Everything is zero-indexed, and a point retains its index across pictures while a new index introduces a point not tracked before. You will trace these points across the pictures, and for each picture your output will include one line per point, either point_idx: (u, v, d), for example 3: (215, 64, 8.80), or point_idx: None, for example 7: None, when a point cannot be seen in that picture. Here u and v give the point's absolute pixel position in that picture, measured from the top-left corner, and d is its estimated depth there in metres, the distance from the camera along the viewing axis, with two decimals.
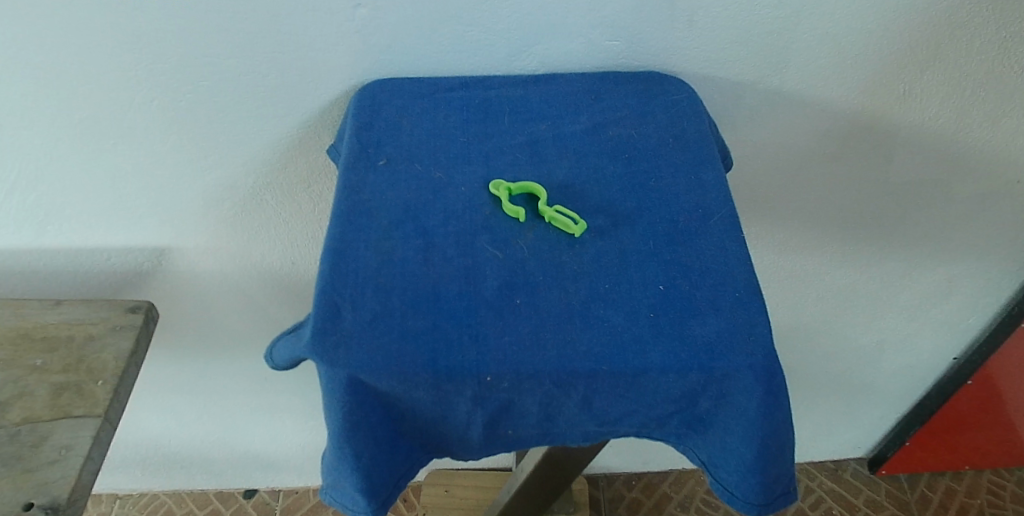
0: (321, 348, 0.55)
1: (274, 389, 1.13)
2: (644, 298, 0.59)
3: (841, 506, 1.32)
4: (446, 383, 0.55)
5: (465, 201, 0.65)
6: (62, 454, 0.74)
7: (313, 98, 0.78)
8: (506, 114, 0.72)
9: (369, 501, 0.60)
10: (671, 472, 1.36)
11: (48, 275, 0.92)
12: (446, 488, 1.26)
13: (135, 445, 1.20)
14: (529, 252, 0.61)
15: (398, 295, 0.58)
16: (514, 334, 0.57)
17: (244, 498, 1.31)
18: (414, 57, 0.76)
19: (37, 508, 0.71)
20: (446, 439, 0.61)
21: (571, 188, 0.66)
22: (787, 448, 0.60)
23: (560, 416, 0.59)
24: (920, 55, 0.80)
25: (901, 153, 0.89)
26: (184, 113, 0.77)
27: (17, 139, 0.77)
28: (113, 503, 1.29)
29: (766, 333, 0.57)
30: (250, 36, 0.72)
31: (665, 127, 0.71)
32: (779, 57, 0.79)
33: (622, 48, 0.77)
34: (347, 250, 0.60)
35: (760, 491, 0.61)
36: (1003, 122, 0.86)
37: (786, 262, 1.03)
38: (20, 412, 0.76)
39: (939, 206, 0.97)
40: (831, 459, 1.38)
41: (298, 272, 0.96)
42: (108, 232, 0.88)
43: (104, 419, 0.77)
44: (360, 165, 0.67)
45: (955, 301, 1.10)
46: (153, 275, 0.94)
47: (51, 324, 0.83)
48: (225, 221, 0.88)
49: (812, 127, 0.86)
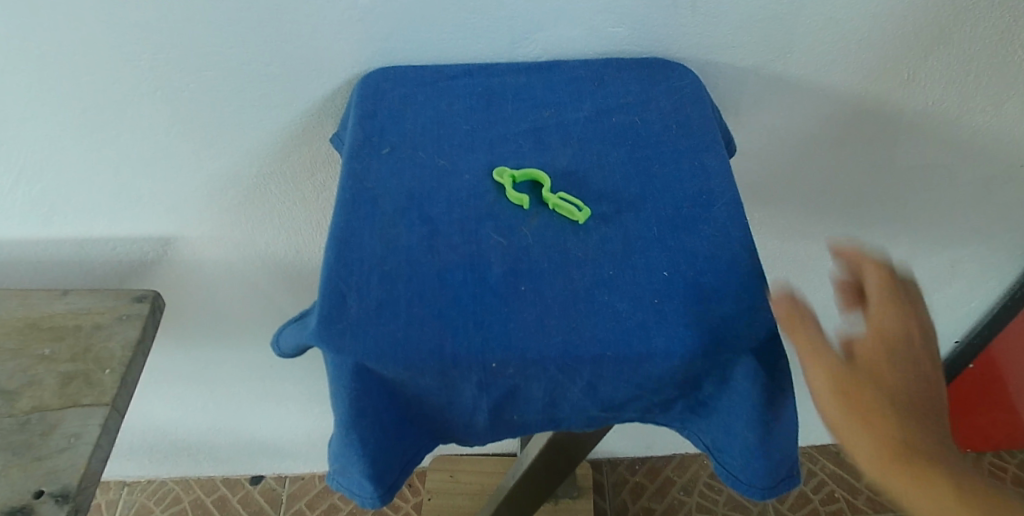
0: (328, 336, 0.56)
1: (279, 378, 1.14)
2: (649, 284, 0.59)
3: (843, 490, 1.33)
4: (452, 370, 0.56)
5: (469, 188, 0.65)
6: (71, 442, 0.74)
7: (317, 87, 0.78)
8: (510, 102, 0.72)
9: (376, 487, 0.61)
10: (674, 456, 1.37)
11: (54, 265, 0.92)
12: (452, 474, 1.27)
13: (141, 433, 1.21)
14: (533, 239, 0.62)
15: (404, 283, 0.59)
16: (520, 320, 0.57)
17: (251, 484, 1.32)
18: (418, 43, 0.76)
19: (48, 495, 0.71)
20: (453, 425, 0.62)
21: (575, 175, 0.66)
22: (790, 432, 0.61)
23: (565, 401, 0.59)
24: (922, 39, 0.79)
25: (904, 137, 0.89)
26: (187, 103, 0.78)
27: (21, 130, 0.78)
28: (122, 489, 1.30)
29: (769, 318, 0.57)
30: (254, 25, 0.72)
31: (668, 114, 0.71)
32: (782, 42, 0.79)
33: (625, 35, 0.77)
34: (352, 239, 0.61)
35: (765, 476, 0.62)
36: (1007, 106, 0.86)
37: (790, 247, 1.03)
38: (29, 401, 0.77)
39: (944, 189, 0.96)
40: (832, 443, 1.38)
41: (302, 260, 0.96)
42: (114, 221, 0.89)
43: (112, 407, 0.78)
44: (364, 153, 0.67)
45: (958, 284, 1.10)
46: (158, 264, 0.94)
47: (59, 314, 0.83)
48: (228, 209, 0.89)
49: (815, 111, 0.86)
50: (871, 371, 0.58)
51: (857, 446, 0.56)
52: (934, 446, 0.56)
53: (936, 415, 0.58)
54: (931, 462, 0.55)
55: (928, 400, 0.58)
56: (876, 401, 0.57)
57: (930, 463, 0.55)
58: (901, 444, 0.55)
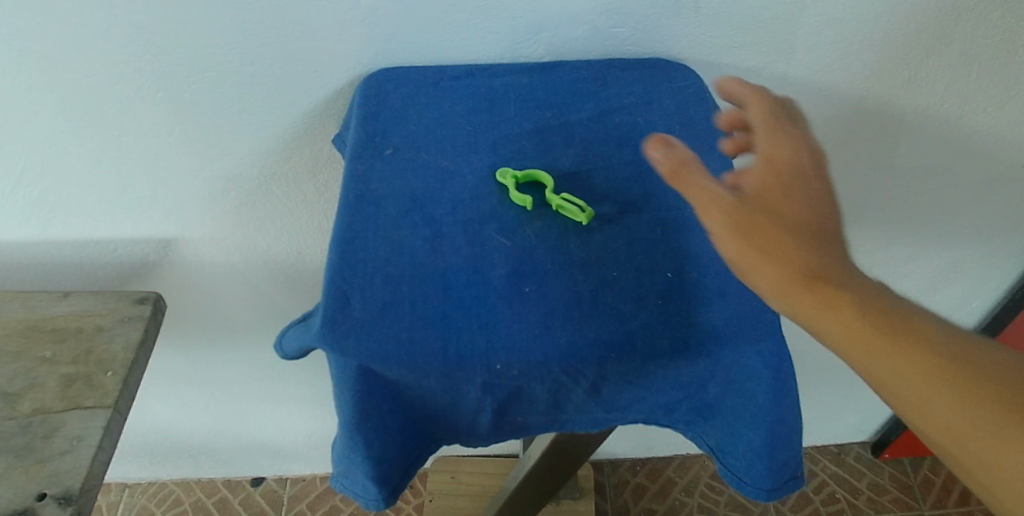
0: (331, 337, 0.55)
1: (281, 379, 1.14)
2: (653, 285, 0.59)
3: (844, 490, 1.33)
4: (456, 372, 0.55)
5: (472, 190, 0.65)
6: (74, 444, 0.74)
7: (318, 88, 0.78)
8: (512, 103, 0.72)
9: (380, 489, 0.61)
10: (676, 456, 1.37)
11: (55, 266, 0.92)
12: (453, 475, 1.27)
13: (142, 435, 1.21)
14: (537, 240, 0.62)
15: (408, 284, 0.58)
16: (524, 321, 0.57)
17: (252, 486, 1.32)
18: (420, 43, 0.75)
19: (50, 498, 0.71)
20: (456, 427, 0.62)
21: (578, 176, 0.66)
22: (794, 433, 0.61)
23: (569, 403, 0.59)
24: (925, 39, 0.79)
25: (906, 137, 0.89)
26: (189, 104, 0.77)
27: (22, 132, 0.77)
28: (123, 492, 1.30)
29: (773, 319, 0.57)
30: (256, 25, 0.72)
31: (671, 114, 0.71)
32: (784, 42, 0.79)
33: (627, 35, 0.77)
34: (355, 240, 0.61)
35: (768, 477, 0.62)
36: (1009, 107, 0.86)
37: None
38: (31, 403, 0.77)
39: (946, 189, 0.96)
40: (833, 444, 1.38)
41: (303, 261, 0.96)
42: (115, 223, 0.88)
43: (114, 409, 0.77)
44: (367, 154, 0.67)
45: (959, 284, 1.11)
46: (160, 265, 0.94)
47: (60, 316, 0.83)
48: (230, 210, 0.89)
49: (817, 111, 0.86)
50: (757, 186, 0.54)
51: (760, 284, 0.50)
52: (844, 273, 0.49)
53: (839, 237, 0.52)
54: (838, 286, 0.48)
55: (827, 221, 0.52)
56: (771, 223, 0.51)
57: (835, 285, 0.48)
58: (802, 270, 0.49)
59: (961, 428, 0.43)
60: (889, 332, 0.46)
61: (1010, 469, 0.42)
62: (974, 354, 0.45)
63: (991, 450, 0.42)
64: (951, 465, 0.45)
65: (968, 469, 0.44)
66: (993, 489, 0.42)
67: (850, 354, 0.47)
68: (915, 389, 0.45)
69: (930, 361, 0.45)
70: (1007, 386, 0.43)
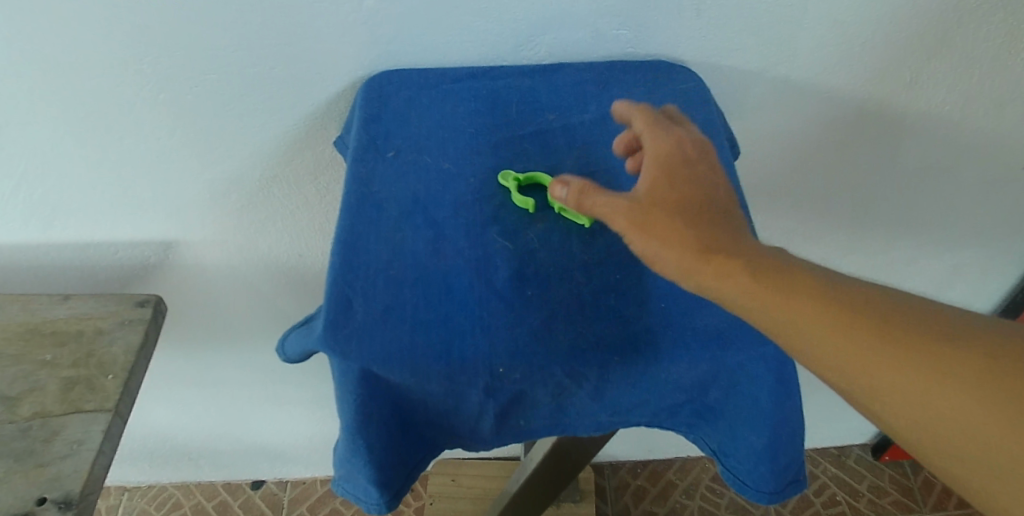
0: (333, 341, 0.55)
1: (281, 382, 1.13)
2: (656, 288, 0.59)
3: (844, 492, 1.32)
4: (458, 376, 0.55)
5: (474, 192, 0.65)
6: (74, 448, 0.74)
7: (320, 90, 0.78)
8: (514, 105, 0.72)
9: (382, 492, 0.61)
10: (676, 459, 1.36)
11: (55, 269, 0.92)
12: (453, 478, 1.27)
13: (142, 438, 1.20)
14: (539, 243, 0.61)
15: (410, 287, 0.58)
16: (527, 325, 0.57)
17: (252, 489, 1.32)
18: (421, 45, 0.75)
19: (51, 502, 0.71)
20: (458, 430, 0.61)
21: (580, 179, 0.66)
22: (797, 436, 0.61)
23: (572, 406, 0.59)
24: (927, 42, 0.79)
25: (907, 139, 0.89)
26: (190, 106, 0.77)
27: (22, 135, 0.77)
28: (122, 495, 1.30)
29: None
30: (257, 28, 0.72)
31: None
32: (786, 45, 0.79)
33: (629, 37, 0.77)
34: (357, 242, 0.60)
35: (771, 480, 0.62)
36: (1010, 109, 0.86)
37: (793, 248, 1.03)
38: (31, 407, 0.77)
39: (947, 191, 0.96)
40: (834, 446, 1.38)
41: (304, 264, 0.96)
42: (115, 225, 0.88)
43: (115, 413, 0.77)
44: (368, 156, 0.67)
45: (960, 287, 1.11)
46: (160, 268, 0.94)
47: (61, 319, 0.83)
48: (230, 213, 0.88)
49: (819, 114, 0.86)
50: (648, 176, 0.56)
51: (668, 271, 0.52)
52: (739, 245, 0.53)
53: (725, 213, 0.55)
54: (737, 258, 0.51)
55: (713, 200, 0.55)
56: (665, 213, 0.54)
57: (734, 257, 0.51)
58: (701, 247, 0.52)
59: (881, 381, 0.47)
60: (808, 300, 0.49)
61: (919, 407, 0.46)
62: (872, 304, 0.49)
63: (899, 394, 0.47)
64: (864, 410, 0.49)
65: (880, 413, 0.48)
66: (917, 433, 0.47)
67: (769, 324, 0.50)
68: (825, 346, 0.49)
69: (837, 316, 0.49)
70: (904, 329, 0.48)
